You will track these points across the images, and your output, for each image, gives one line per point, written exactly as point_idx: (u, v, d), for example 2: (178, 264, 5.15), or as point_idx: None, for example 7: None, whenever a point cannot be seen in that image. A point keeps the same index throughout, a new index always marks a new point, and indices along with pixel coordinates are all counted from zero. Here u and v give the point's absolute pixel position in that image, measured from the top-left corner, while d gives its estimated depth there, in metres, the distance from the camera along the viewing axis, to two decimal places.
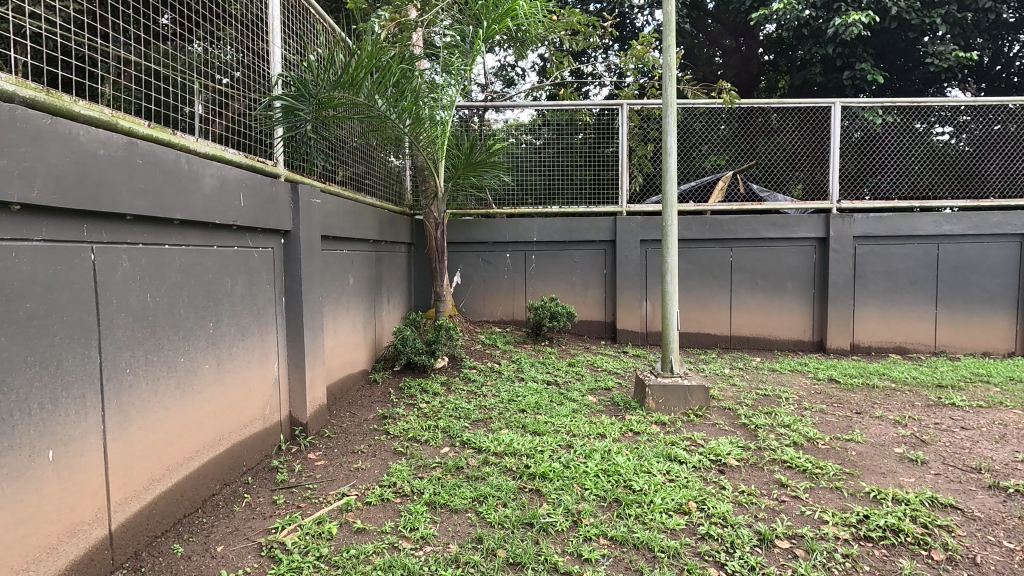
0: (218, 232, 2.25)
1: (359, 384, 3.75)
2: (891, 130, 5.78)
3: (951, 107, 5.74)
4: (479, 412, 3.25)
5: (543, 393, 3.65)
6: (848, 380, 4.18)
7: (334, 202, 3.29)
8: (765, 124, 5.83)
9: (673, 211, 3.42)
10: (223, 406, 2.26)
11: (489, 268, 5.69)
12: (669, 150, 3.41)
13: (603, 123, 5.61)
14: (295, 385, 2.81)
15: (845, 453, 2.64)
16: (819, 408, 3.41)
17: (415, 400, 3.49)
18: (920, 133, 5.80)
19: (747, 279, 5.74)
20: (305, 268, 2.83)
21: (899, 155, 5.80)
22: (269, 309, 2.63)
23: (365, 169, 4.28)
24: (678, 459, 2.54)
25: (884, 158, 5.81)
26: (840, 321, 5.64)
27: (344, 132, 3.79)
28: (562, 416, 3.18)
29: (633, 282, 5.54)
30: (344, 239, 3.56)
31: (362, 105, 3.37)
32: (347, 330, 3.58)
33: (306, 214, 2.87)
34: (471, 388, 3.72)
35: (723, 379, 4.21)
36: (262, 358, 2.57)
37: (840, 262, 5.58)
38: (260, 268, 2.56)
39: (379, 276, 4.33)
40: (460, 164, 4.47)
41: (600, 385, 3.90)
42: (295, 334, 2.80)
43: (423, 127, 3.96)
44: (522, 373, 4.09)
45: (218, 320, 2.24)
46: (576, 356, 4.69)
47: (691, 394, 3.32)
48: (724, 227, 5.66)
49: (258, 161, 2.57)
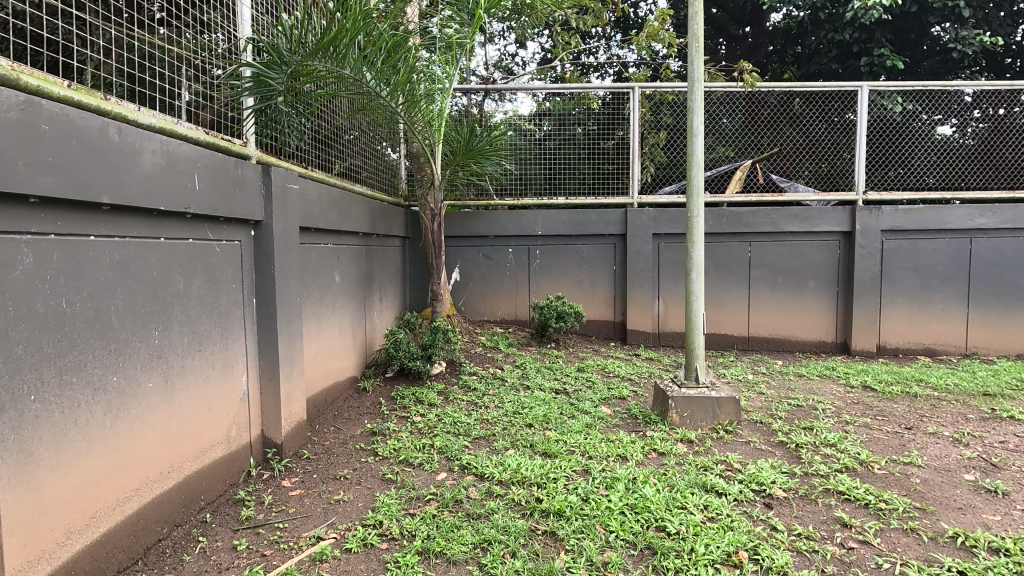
0: (167, 221, 1.86)
1: (345, 394, 3.36)
2: (915, 121, 5.38)
3: (969, 94, 5.35)
4: (480, 428, 2.87)
5: (552, 404, 3.26)
6: (886, 388, 3.80)
7: (316, 189, 2.89)
8: (786, 110, 5.44)
9: (699, 200, 3.03)
10: (173, 433, 1.87)
11: (490, 265, 5.31)
12: (694, 130, 3.01)
13: (613, 108, 5.21)
14: (267, 401, 2.42)
15: (908, 481, 2.27)
16: (863, 422, 3.03)
17: (408, 413, 3.10)
18: (951, 120, 5.40)
19: (766, 276, 5.36)
20: (278, 264, 2.44)
21: (926, 145, 5.41)
22: (234, 312, 2.24)
23: (356, 153, 3.91)
24: (716, 490, 2.16)
25: (913, 149, 5.41)
26: (866, 321, 5.26)
27: (329, 113, 3.40)
28: (574, 433, 2.80)
29: (645, 279, 5.16)
30: (329, 231, 3.17)
31: (351, 79, 2.94)
32: (331, 333, 3.20)
33: (280, 202, 2.47)
34: (471, 398, 3.33)
35: (747, 387, 3.82)
36: (225, 371, 2.18)
37: (866, 258, 5.19)
38: (222, 265, 2.17)
39: (370, 273, 3.95)
40: (458, 149, 4.09)
41: (614, 394, 3.52)
42: (268, 341, 2.41)
43: (418, 107, 3.56)
44: (527, 381, 3.70)
45: (166, 328, 1.85)
46: (585, 360, 4.32)
47: (720, 407, 2.95)
48: (742, 220, 5.27)
49: (221, 138, 2.18)
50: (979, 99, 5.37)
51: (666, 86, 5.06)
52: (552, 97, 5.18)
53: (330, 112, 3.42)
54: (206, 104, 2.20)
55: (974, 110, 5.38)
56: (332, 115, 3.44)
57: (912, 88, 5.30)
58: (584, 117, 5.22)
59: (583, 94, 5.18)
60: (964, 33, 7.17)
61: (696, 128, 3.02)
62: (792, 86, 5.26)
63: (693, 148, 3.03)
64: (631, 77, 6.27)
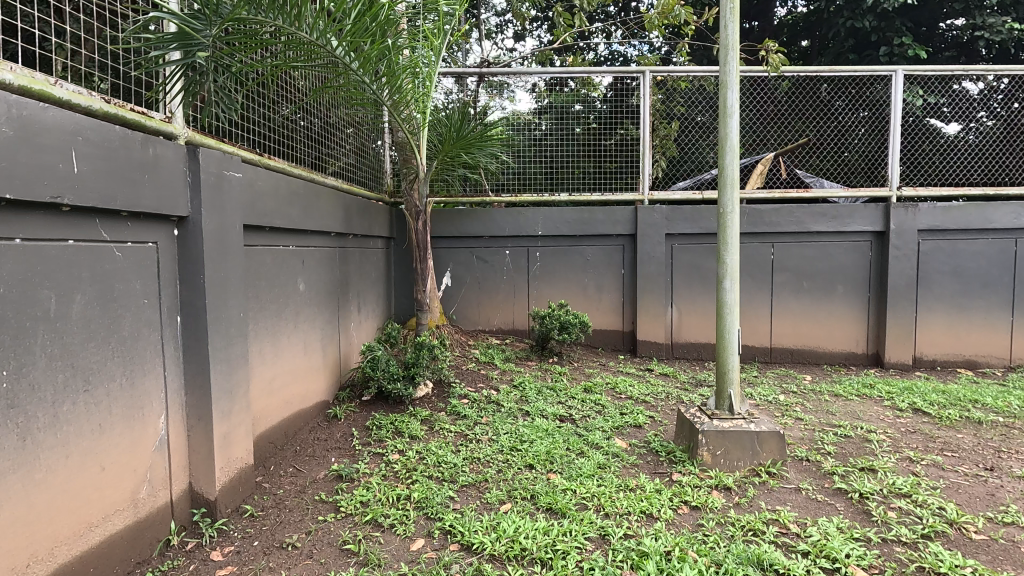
0: (29, 214, 1.34)
1: (310, 424, 2.84)
2: (932, 116, 4.90)
3: (976, 89, 4.86)
4: (470, 471, 2.35)
5: (555, 436, 2.74)
6: (941, 412, 3.29)
7: (267, 180, 2.37)
8: (813, 97, 4.91)
9: (733, 194, 2.52)
10: (38, 511, 1.35)
11: (486, 269, 4.78)
12: (728, 109, 2.49)
13: (621, 94, 4.69)
14: (196, 447, 1.90)
15: (1020, 554, 1.76)
16: (932, 460, 2.51)
17: (384, 449, 2.58)
18: (984, 111, 4.89)
19: (791, 280, 4.84)
20: (211, 270, 1.91)
21: (950, 144, 4.91)
22: (143, 336, 1.72)
23: (327, 138, 3.39)
24: (777, 570, 1.65)
25: (942, 149, 4.92)
26: (900, 330, 4.75)
27: (288, 89, 2.86)
28: (586, 478, 2.29)
29: (657, 283, 4.64)
30: (289, 230, 2.64)
31: (312, 49, 2.42)
32: (292, 351, 2.67)
33: (215, 193, 1.95)
34: (460, 428, 2.81)
35: (781, 412, 3.30)
36: (130, 415, 1.65)
37: (902, 261, 4.68)
38: (125, 275, 1.65)
39: (346, 280, 3.42)
40: (445, 138, 3.63)
41: (627, 422, 3.01)
42: (197, 370, 1.89)
43: (399, 85, 3.02)
44: (527, 405, 3.17)
45: (24, 365, 1.33)
46: (592, 377, 3.80)
47: (761, 444, 2.43)
48: (764, 219, 4.76)
49: (129, 109, 1.67)
50: (1013, 85, 4.82)
51: (680, 70, 4.55)
52: (553, 87, 4.65)
53: (290, 88, 2.89)
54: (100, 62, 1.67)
55: (1010, 97, 4.83)
56: (293, 93, 2.92)
57: (952, 72, 4.75)
58: (588, 105, 4.70)
59: (587, 79, 4.65)
60: (992, 19, 6.62)
61: (730, 106, 2.50)
62: (820, 71, 4.72)
63: (727, 130, 2.52)
64: (641, 61, 5.75)
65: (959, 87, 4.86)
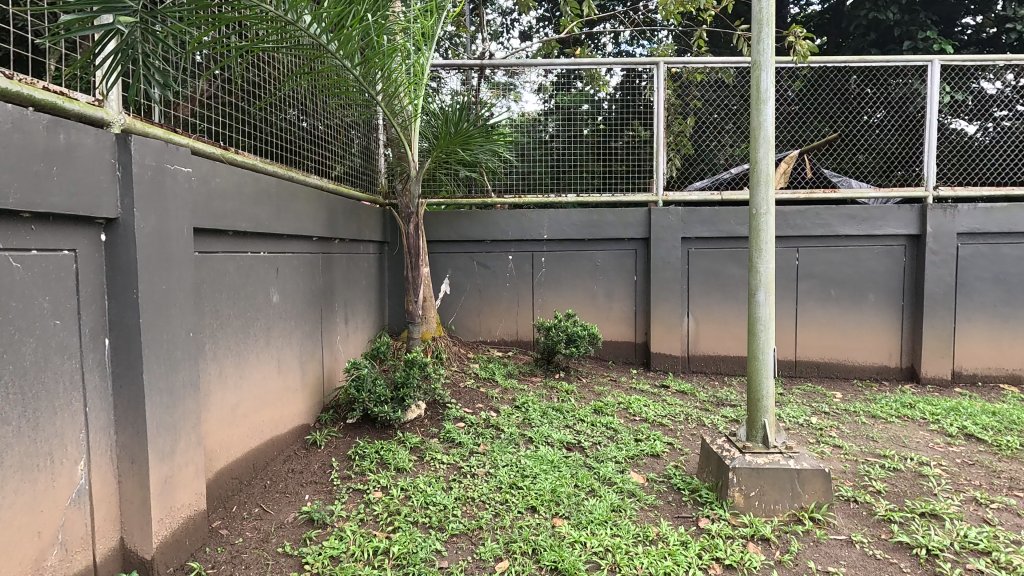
0: None
1: (285, 454, 2.50)
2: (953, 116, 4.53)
3: (993, 88, 4.47)
4: (464, 517, 2.02)
5: (562, 469, 2.39)
6: (999, 438, 2.92)
7: (226, 176, 2.04)
8: (840, 89, 4.55)
9: (767, 192, 2.17)
10: None
11: (487, 275, 4.45)
12: (762, 94, 2.15)
13: (632, 87, 4.35)
14: (128, 495, 1.58)
15: None
16: (1003, 504, 2.15)
17: (365, 485, 2.25)
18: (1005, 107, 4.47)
19: (817, 288, 4.47)
20: (148, 282, 1.59)
21: (959, 143, 4.54)
22: (54, 366, 1.40)
23: (311, 134, 3.08)
24: None
25: (957, 150, 4.54)
26: (937, 342, 4.36)
27: (264, 75, 2.54)
28: (598, 527, 1.96)
29: (672, 290, 4.27)
30: (257, 233, 2.32)
31: (284, 28, 2.11)
32: (261, 371, 2.34)
33: (152, 190, 1.63)
34: (453, 459, 2.48)
35: (815, 438, 2.94)
36: (31, 464, 1.33)
37: (940, 266, 4.30)
38: (27, 290, 1.33)
39: (331, 289, 3.10)
40: (441, 132, 3.29)
41: (643, 450, 2.66)
42: (128, 404, 1.56)
43: (385, 72, 2.70)
44: (530, 430, 2.83)
45: None
46: (603, 396, 3.45)
47: (802, 484, 2.07)
48: (789, 221, 4.39)
49: (39, 88, 1.37)
50: None
51: (697, 61, 4.20)
52: (559, 79, 4.31)
53: (266, 74, 2.58)
54: (30, 40, 1.43)
55: None
56: (270, 80, 2.60)
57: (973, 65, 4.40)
58: (597, 98, 4.35)
59: (595, 71, 4.31)
60: None
61: (764, 92, 2.15)
62: (849, 62, 4.36)
63: (760, 118, 2.16)
64: (653, 53, 5.42)
65: (978, 86, 4.48)
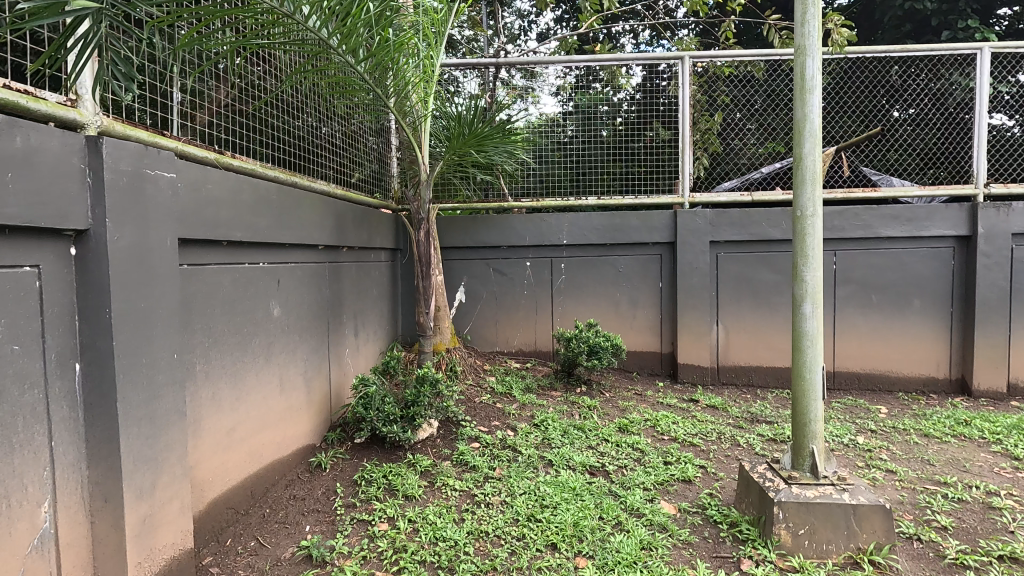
0: None
1: (288, 478, 2.34)
2: (1000, 109, 4.19)
3: None
4: (477, 556, 1.83)
5: (585, 498, 2.18)
6: None
7: (218, 182, 1.89)
8: (881, 82, 4.26)
9: (814, 192, 1.93)
10: None
11: (504, 282, 4.26)
12: (809, 83, 1.92)
13: (656, 84, 4.13)
14: (102, 538, 1.42)
15: None
16: None
17: (371, 515, 2.07)
18: None
19: (857, 293, 4.18)
20: (123, 300, 1.44)
21: (1002, 137, 4.21)
22: (11, 397, 1.25)
23: (317, 137, 2.93)
24: None
25: (999, 145, 4.20)
26: (991, 352, 4.03)
27: (265, 75, 2.40)
28: (627, 569, 1.75)
29: (701, 297, 4.02)
30: (255, 243, 2.16)
31: (281, 21, 1.95)
32: (260, 392, 2.18)
33: (129, 198, 1.47)
34: (467, 485, 2.28)
35: (864, 461, 2.67)
36: None
37: (994, 270, 3.96)
38: None
39: (339, 300, 2.94)
40: (453, 133, 3.11)
41: (674, 475, 2.44)
42: (101, 435, 1.41)
43: (392, 69, 2.53)
44: (550, 452, 2.62)
45: None
46: (629, 412, 3.23)
47: (859, 522, 1.82)
48: (826, 222, 4.11)
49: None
50: None
51: (725, 55, 3.96)
52: (579, 78, 4.12)
53: (266, 73, 2.42)
54: None
55: None
56: (270, 79, 2.45)
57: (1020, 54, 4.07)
58: (619, 97, 4.14)
59: (616, 69, 4.11)
60: None
61: (811, 80, 1.92)
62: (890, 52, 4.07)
63: (806, 109, 1.93)
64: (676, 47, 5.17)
65: None
